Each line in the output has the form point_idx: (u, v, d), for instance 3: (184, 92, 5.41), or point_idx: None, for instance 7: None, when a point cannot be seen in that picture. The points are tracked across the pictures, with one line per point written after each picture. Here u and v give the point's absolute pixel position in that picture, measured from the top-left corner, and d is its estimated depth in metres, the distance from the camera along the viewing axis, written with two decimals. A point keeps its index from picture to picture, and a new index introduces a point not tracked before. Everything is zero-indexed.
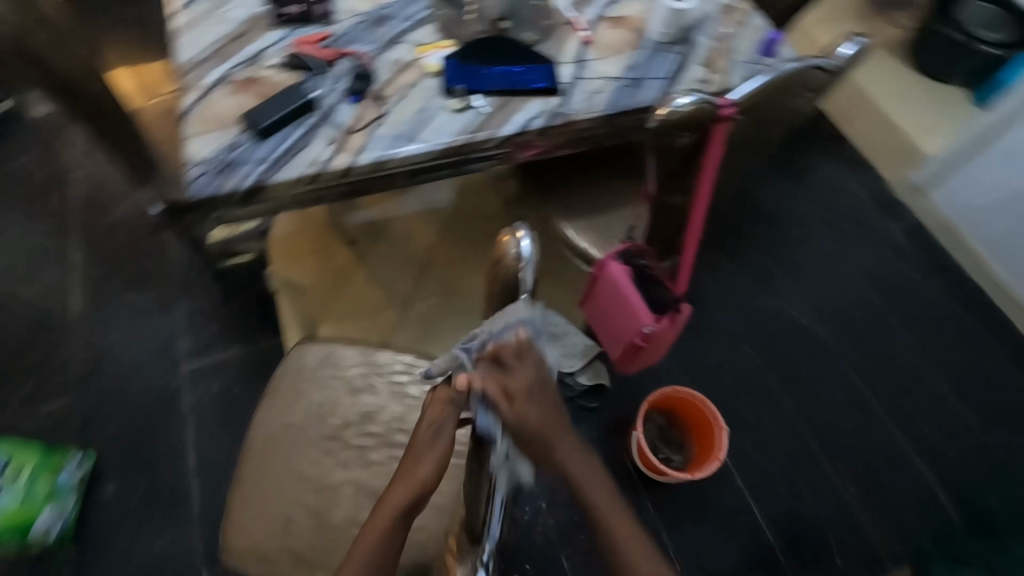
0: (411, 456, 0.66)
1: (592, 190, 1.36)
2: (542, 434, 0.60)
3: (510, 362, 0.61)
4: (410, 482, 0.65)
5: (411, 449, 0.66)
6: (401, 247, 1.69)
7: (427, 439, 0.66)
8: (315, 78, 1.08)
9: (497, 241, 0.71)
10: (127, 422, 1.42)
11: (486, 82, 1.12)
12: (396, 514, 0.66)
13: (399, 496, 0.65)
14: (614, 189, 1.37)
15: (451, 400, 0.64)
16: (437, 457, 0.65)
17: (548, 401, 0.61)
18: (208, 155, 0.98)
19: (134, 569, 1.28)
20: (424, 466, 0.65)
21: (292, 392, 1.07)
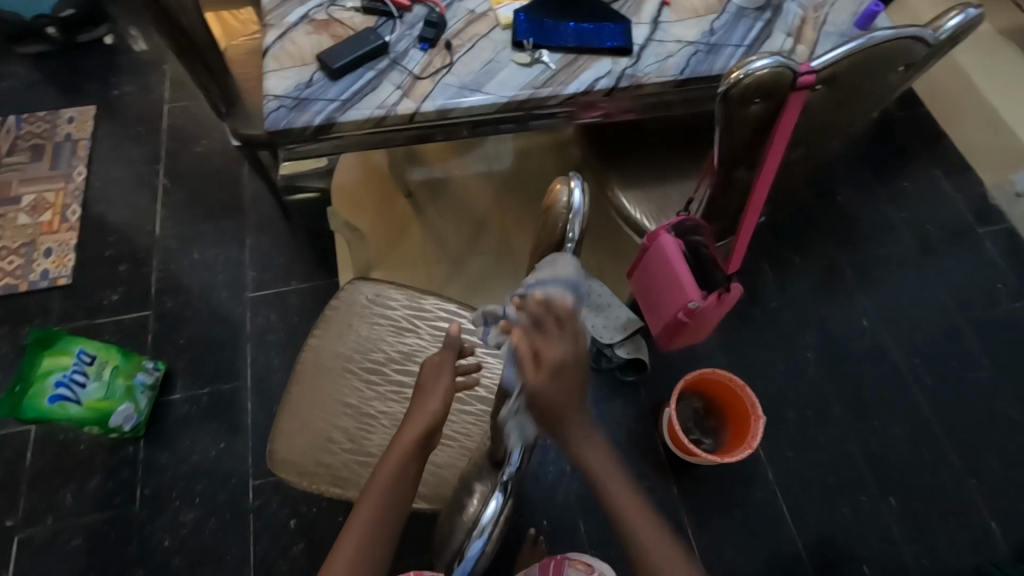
0: (423, 389, 0.74)
1: (654, 160, 1.33)
2: (561, 406, 0.61)
3: (546, 336, 0.59)
4: (421, 413, 0.73)
5: (420, 384, 0.75)
6: (457, 203, 1.74)
7: (433, 376, 0.74)
8: (390, 24, 1.11)
9: (549, 188, 0.73)
10: (195, 339, 1.55)
11: (557, 38, 1.10)
12: (411, 446, 0.71)
13: (413, 427, 0.72)
14: (678, 161, 1.33)
15: (449, 343, 0.75)
16: (444, 390, 0.74)
17: (575, 375, 0.60)
18: (284, 91, 1.02)
19: (190, 469, 1.41)
20: (432, 399, 0.73)
21: (339, 328, 1.13)
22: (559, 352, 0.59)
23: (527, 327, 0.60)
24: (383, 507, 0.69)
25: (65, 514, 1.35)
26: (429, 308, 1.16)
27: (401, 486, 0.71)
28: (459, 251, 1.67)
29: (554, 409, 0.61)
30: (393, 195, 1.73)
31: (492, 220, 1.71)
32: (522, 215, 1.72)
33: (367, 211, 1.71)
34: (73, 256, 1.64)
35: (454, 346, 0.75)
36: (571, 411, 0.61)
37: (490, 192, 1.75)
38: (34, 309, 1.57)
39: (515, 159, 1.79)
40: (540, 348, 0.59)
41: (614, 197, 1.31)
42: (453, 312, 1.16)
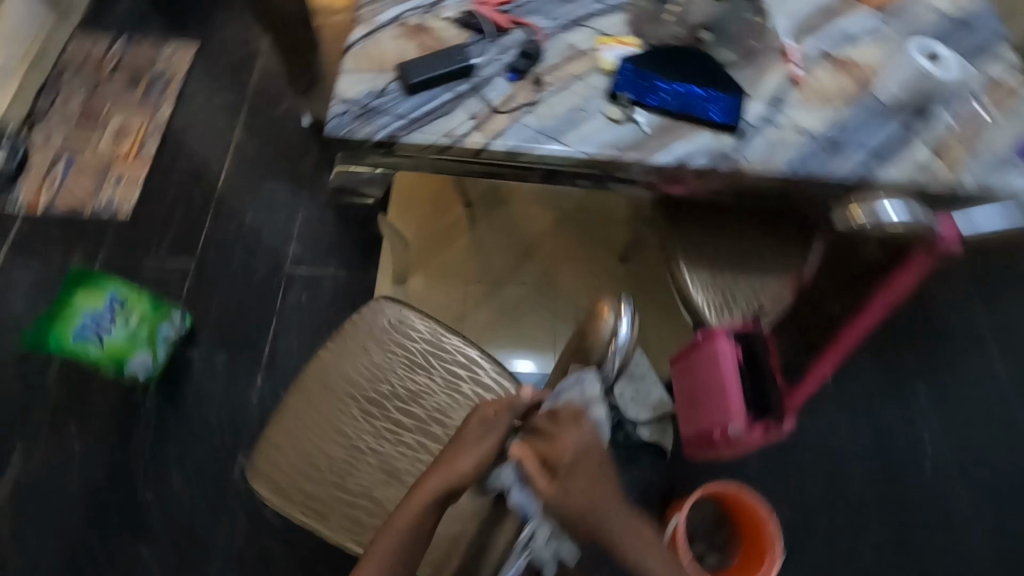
0: (461, 445, 0.69)
1: (735, 244, 1.19)
2: (593, 513, 0.57)
3: (552, 435, 0.61)
4: (452, 470, 0.67)
5: (460, 439, 0.69)
6: (514, 225, 1.64)
7: (478, 432, 0.69)
8: (483, 44, 1.02)
9: (600, 310, 0.78)
10: (227, 301, 1.56)
11: (658, 97, 0.98)
12: (432, 497, 0.66)
13: (435, 484, 0.67)
14: (761, 252, 1.18)
15: (511, 403, 0.70)
16: (481, 452, 0.67)
17: (600, 463, 0.59)
18: (354, 96, 0.96)
19: (189, 429, 1.41)
20: (467, 458, 0.67)
21: (353, 347, 1.08)
22: (572, 445, 0.59)
23: (536, 443, 0.62)
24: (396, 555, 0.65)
25: (69, 442, 1.39)
26: (450, 348, 1.09)
27: (413, 544, 0.66)
28: (504, 276, 1.58)
29: (586, 512, 0.57)
30: (452, 203, 1.66)
31: (545, 252, 1.61)
32: (578, 255, 1.61)
33: (421, 213, 1.65)
34: (139, 191, 1.67)
35: (512, 407, 0.70)
36: (606, 509, 0.58)
37: (550, 223, 1.64)
38: (91, 233, 1.61)
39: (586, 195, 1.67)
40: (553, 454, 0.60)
41: (678, 273, 1.18)
42: (474, 359, 1.08)
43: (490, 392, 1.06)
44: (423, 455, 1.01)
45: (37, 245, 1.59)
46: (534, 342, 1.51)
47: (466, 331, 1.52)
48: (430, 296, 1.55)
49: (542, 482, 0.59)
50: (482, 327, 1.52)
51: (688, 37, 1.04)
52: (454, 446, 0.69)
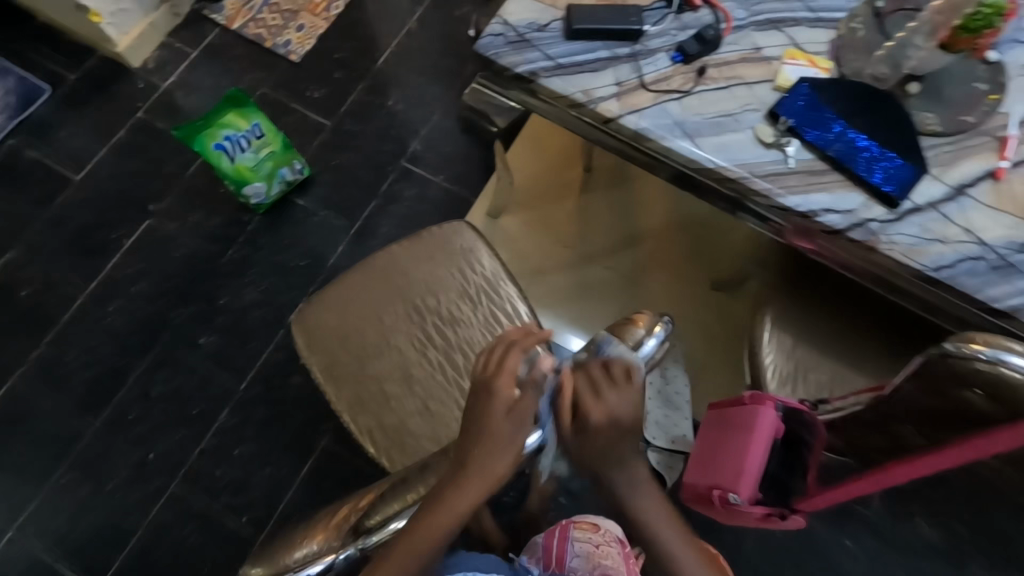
0: (487, 447, 0.67)
1: (834, 324, 1.07)
2: (597, 459, 0.69)
3: (597, 393, 0.69)
4: (489, 475, 0.66)
5: (482, 432, 0.68)
6: (623, 207, 1.58)
7: (505, 431, 0.67)
8: (663, 13, 0.95)
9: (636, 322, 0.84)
10: (343, 168, 1.67)
11: (821, 135, 0.87)
12: (470, 504, 0.65)
13: (477, 492, 0.65)
14: (860, 344, 1.05)
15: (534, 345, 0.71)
16: (513, 454, 0.67)
17: (625, 425, 0.69)
18: (516, 21, 0.95)
19: (272, 262, 1.58)
20: (501, 459, 0.66)
21: (421, 255, 1.13)
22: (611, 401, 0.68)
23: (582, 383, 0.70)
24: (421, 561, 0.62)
25: (183, 230, 1.61)
26: (504, 294, 1.11)
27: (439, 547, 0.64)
28: (590, 253, 1.55)
29: (585, 471, 0.73)
30: (573, 163, 1.63)
31: (640, 248, 1.55)
32: (671, 263, 1.53)
33: (540, 161, 1.64)
34: (314, 41, 1.80)
35: (535, 387, 0.69)
36: (612, 463, 0.69)
37: (660, 221, 1.57)
38: (263, 64, 1.78)
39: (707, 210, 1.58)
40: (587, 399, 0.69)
41: (758, 324, 1.09)
42: (521, 315, 1.10)
43: None
44: (439, 375, 1.05)
45: (221, 57, 1.79)
46: (589, 326, 1.49)
47: (531, 286, 1.53)
48: (514, 239, 1.57)
49: (564, 418, 0.70)
50: (548, 290, 1.52)
51: (894, 83, 0.90)
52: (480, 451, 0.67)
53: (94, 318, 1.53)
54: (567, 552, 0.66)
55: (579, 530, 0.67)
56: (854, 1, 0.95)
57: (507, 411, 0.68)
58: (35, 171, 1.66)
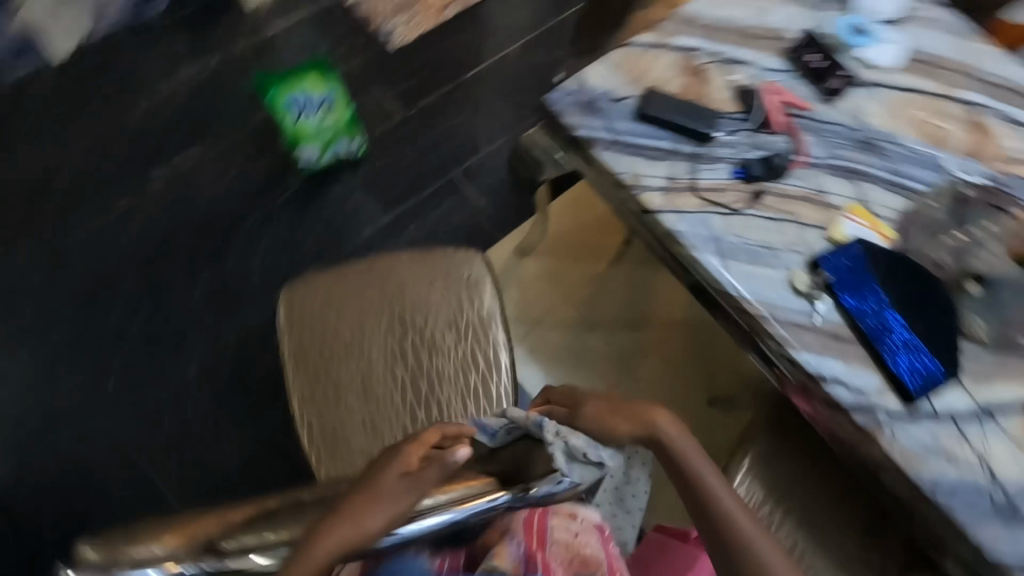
0: (369, 499, 0.56)
1: (810, 494, 0.99)
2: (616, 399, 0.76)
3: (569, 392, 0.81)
4: (354, 534, 0.54)
5: (366, 492, 0.58)
6: (645, 291, 1.54)
7: (393, 491, 0.57)
8: (738, 125, 0.92)
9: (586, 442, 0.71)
10: (396, 160, 1.69)
11: (857, 300, 0.81)
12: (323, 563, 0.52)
13: (335, 547, 0.53)
14: (830, 527, 0.97)
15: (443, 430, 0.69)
16: (397, 513, 0.55)
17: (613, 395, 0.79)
18: (591, 86, 0.94)
19: (297, 224, 1.60)
20: (375, 517, 0.55)
21: (423, 273, 1.11)
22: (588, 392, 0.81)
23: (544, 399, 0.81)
24: None
25: (230, 165, 1.65)
26: (490, 339, 1.08)
27: None
28: (596, 324, 1.51)
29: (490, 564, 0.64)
30: (613, 231, 1.60)
31: (648, 337, 1.50)
32: (673, 364, 1.47)
33: (583, 218, 1.62)
34: (415, 35, 1.85)
35: (442, 464, 0.57)
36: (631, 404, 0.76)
37: (677, 318, 1.51)
38: (362, 41, 1.84)
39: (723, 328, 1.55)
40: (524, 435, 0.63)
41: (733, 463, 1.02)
42: (499, 364, 1.07)
43: (485, 399, 1.04)
44: (397, 395, 1.04)
45: (327, 22, 1.85)
46: None
47: (529, 337, 1.51)
48: (529, 285, 1.56)
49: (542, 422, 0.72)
50: (542, 344, 1.50)
51: (952, 275, 0.84)
52: (363, 499, 0.56)
53: (120, 220, 1.59)
54: (547, 532, 0.68)
55: (558, 519, 0.70)
56: (940, 178, 0.89)
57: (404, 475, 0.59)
58: (126, 70, 1.75)
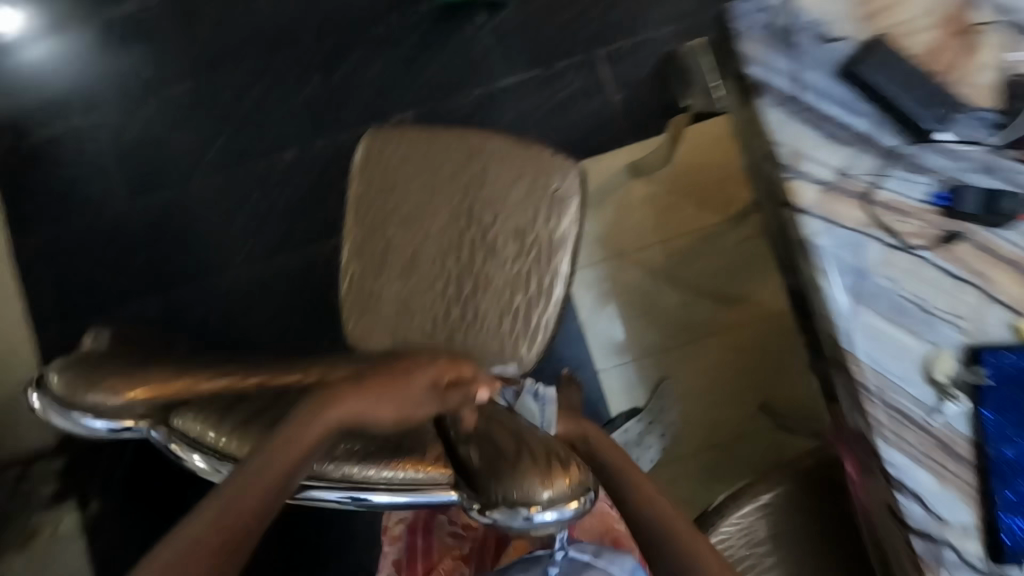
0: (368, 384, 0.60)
1: (814, 553, 0.93)
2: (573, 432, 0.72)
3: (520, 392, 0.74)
4: (347, 415, 0.58)
5: (389, 377, 0.60)
6: (748, 270, 1.39)
7: (415, 395, 0.60)
8: (976, 133, 0.66)
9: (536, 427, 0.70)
10: (541, 14, 1.45)
11: (1004, 418, 0.62)
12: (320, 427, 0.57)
13: (334, 417, 0.57)
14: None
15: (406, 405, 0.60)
16: (409, 402, 0.60)
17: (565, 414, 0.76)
18: (799, 11, 0.69)
19: (414, 56, 1.47)
20: (389, 403, 0.59)
21: (515, 169, 1.00)
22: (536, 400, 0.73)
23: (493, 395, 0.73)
24: (240, 492, 0.52)
25: None
26: (551, 265, 0.98)
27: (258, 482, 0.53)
28: (681, 282, 1.41)
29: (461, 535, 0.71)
30: (742, 190, 1.41)
31: (728, 317, 1.39)
32: (739, 355, 1.38)
33: (716, 163, 1.42)
34: None
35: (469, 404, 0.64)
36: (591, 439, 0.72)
37: (768, 313, 1.38)
38: None
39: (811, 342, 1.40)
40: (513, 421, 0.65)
41: (748, 492, 0.96)
42: (550, 295, 0.98)
43: (522, 323, 0.98)
44: (439, 282, 1.00)
45: None
46: (617, 337, 1.42)
47: (604, 265, 1.43)
48: (627, 213, 1.43)
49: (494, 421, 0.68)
50: (619, 280, 1.43)
51: None
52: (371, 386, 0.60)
53: None
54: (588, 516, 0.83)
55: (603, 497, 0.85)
56: None
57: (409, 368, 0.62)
58: None
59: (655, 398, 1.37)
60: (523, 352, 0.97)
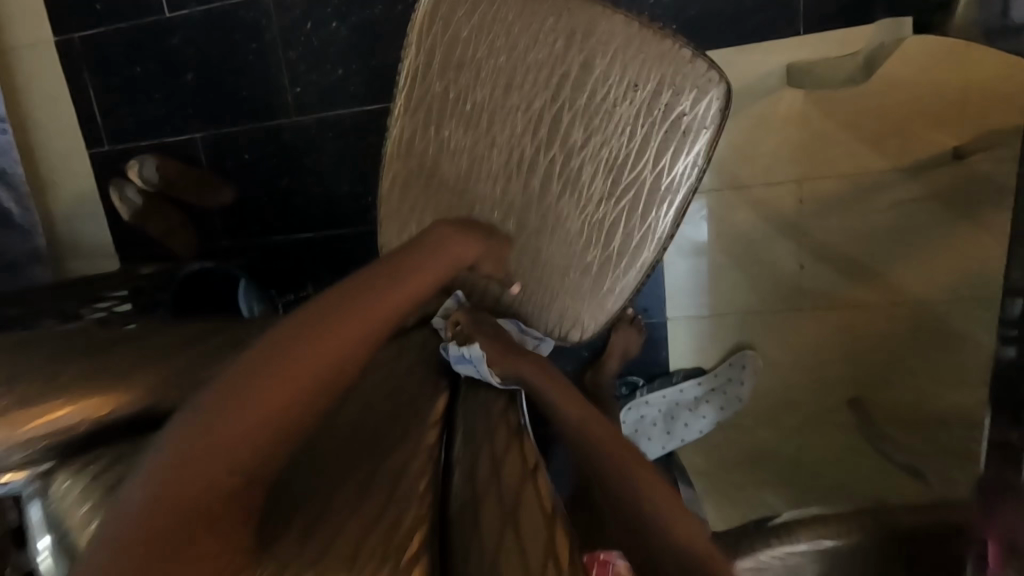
0: (419, 265, 0.64)
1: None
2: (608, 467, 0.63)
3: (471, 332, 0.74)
4: (411, 291, 0.61)
5: (440, 240, 0.69)
6: (904, 243, 1.06)
7: (466, 255, 0.71)
8: None
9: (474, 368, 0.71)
10: None
11: None
12: (385, 319, 0.57)
13: (403, 300, 0.60)
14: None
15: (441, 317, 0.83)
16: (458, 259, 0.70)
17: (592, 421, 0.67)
18: None
19: None
20: (451, 264, 0.68)
21: (632, 69, 0.70)
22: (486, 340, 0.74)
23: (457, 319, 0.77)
24: (287, 399, 0.49)
25: None
26: (646, 219, 0.73)
27: (302, 386, 0.50)
28: (805, 240, 1.11)
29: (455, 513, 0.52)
30: (947, 131, 1.00)
31: (854, 296, 1.11)
32: (850, 342, 1.12)
33: (917, 82, 1.00)
34: None
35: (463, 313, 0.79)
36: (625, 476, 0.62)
37: (911, 302, 1.07)
38: None
39: (971, 345, 1.05)
40: (548, 487, 0.53)
41: (807, 530, 0.80)
42: (637, 257, 0.74)
43: (591, 283, 0.77)
44: (498, 210, 0.78)
45: None
46: (702, 287, 1.18)
47: (713, 197, 1.13)
48: (764, 136, 1.08)
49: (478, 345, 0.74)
50: (727, 219, 1.13)
51: None
52: (425, 249, 0.67)
53: None
54: None
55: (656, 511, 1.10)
56: None
57: (455, 228, 0.71)
58: None
59: (726, 365, 1.18)
60: (585, 318, 0.78)
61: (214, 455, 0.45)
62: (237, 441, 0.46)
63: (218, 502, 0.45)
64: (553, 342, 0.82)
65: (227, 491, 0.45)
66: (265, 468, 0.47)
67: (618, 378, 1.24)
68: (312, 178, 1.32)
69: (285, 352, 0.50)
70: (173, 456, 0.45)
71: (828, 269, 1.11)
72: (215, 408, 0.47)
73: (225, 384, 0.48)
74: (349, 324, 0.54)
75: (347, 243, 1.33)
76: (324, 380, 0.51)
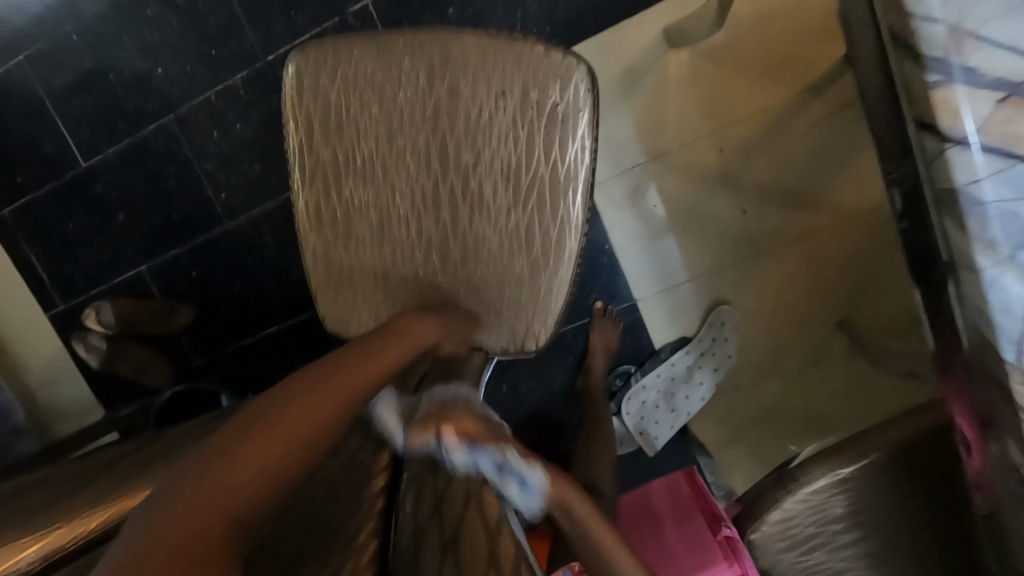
0: (395, 339, 0.70)
1: (911, 529, 0.76)
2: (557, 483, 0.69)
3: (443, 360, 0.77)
4: (387, 359, 0.68)
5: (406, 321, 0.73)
6: (833, 159, 1.07)
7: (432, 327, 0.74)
8: None
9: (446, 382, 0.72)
10: None
11: None
12: (365, 382, 0.65)
13: (387, 364, 0.67)
14: (900, 571, 0.78)
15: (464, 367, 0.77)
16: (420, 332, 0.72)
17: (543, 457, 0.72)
18: None
19: None
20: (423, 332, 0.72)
21: (498, 80, 0.72)
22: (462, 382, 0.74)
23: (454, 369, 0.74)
24: (273, 451, 0.55)
25: None
26: (557, 213, 0.74)
27: (286, 439, 0.56)
28: (737, 184, 1.12)
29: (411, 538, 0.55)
30: (831, 43, 1.03)
31: (803, 222, 1.10)
32: (817, 268, 1.11)
33: (785, 11, 1.03)
34: None
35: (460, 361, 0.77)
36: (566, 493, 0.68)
37: (858, 211, 1.07)
38: None
39: None
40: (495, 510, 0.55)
41: (823, 463, 0.76)
42: (563, 251, 0.75)
43: (528, 291, 0.77)
44: (419, 247, 0.79)
45: None
46: (659, 260, 1.18)
47: (640, 172, 1.14)
48: (667, 101, 1.10)
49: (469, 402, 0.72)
50: (659, 188, 1.14)
51: None
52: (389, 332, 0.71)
53: None
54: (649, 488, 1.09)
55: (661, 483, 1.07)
56: None
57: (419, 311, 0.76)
58: None
59: (707, 327, 1.17)
60: (534, 324, 0.78)
61: (210, 496, 0.50)
62: (241, 482, 0.52)
63: (216, 533, 0.48)
64: (513, 356, 0.81)
65: (226, 524, 0.49)
66: (254, 511, 0.52)
67: (610, 372, 1.22)
68: (261, 273, 1.33)
69: (281, 410, 0.58)
70: (178, 497, 0.49)
71: (771, 205, 1.11)
72: (215, 458, 0.53)
73: (225, 445, 0.54)
74: (339, 384, 0.62)
75: (312, 325, 1.33)
76: (318, 435, 0.58)
